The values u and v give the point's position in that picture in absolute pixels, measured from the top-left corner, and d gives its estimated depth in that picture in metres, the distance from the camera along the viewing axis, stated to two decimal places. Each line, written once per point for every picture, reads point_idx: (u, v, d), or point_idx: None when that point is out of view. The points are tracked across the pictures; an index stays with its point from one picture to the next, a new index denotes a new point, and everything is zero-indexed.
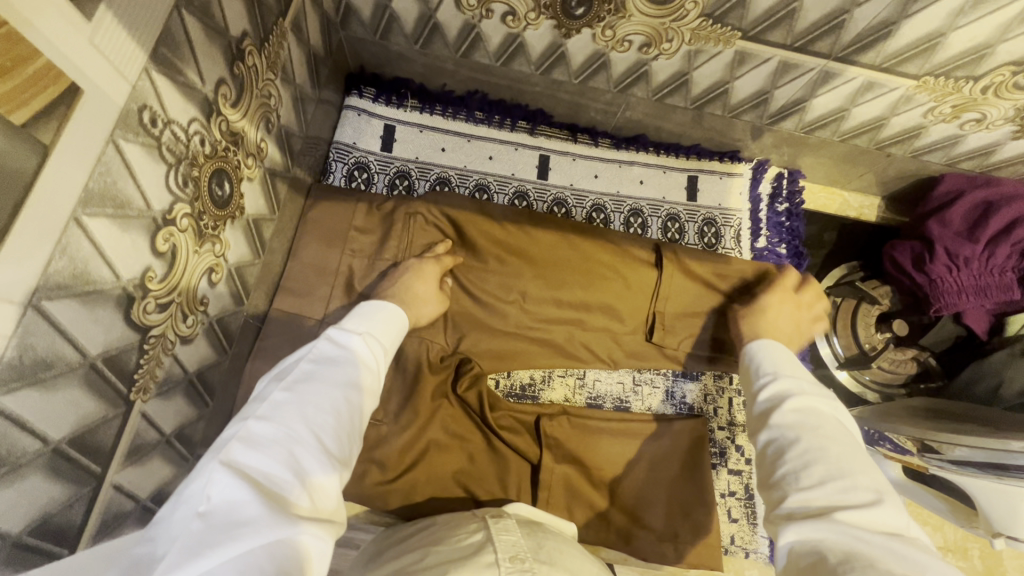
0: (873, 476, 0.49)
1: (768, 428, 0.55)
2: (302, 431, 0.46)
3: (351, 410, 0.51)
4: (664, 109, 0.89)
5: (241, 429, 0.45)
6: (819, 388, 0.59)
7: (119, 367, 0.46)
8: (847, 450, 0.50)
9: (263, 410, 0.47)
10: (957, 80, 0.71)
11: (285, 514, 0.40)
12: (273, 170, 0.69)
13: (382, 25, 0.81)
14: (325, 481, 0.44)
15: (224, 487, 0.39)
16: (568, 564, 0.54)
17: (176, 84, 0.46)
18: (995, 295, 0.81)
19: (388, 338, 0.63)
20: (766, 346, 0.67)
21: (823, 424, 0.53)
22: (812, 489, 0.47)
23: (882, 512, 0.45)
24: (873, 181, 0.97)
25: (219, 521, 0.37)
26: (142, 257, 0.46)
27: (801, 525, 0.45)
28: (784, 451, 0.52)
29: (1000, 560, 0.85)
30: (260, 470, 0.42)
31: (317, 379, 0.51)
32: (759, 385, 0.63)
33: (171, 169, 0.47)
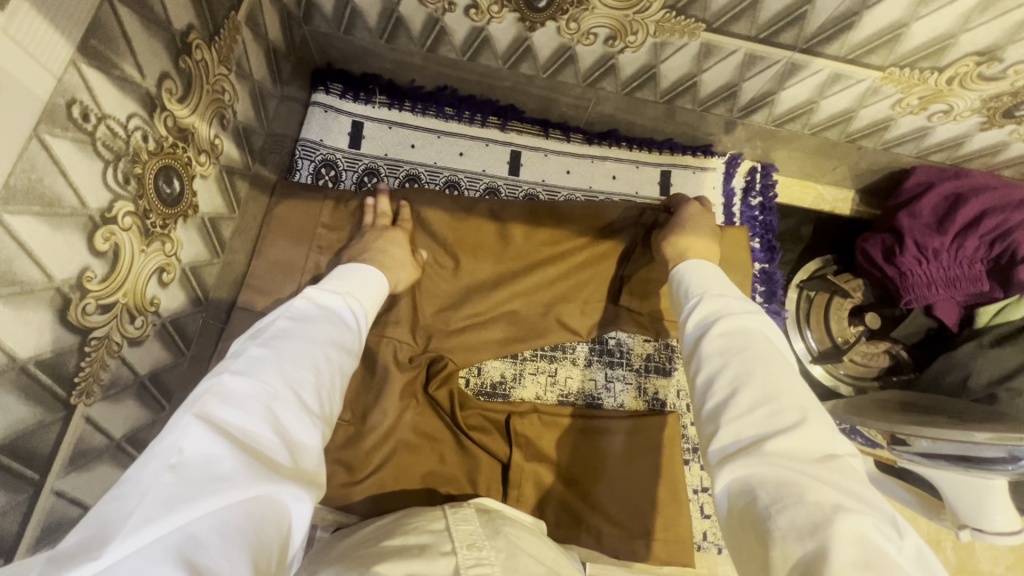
0: (800, 393, 0.47)
1: (700, 357, 0.52)
2: (281, 387, 0.44)
3: (333, 369, 0.49)
4: (634, 103, 0.88)
5: (215, 383, 0.42)
6: (746, 305, 0.56)
7: (56, 370, 0.44)
8: (773, 368, 0.48)
9: (237, 363, 0.44)
10: (922, 72, 0.71)
11: (264, 471, 0.38)
12: (231, 168, 0.68)
13: (345, 19, 0.80)
14: (307, 439, 0.43)
15: (199, 440, 0.38)
16: (527, 550, 0.54)
17: (111, 78, 0.45)
18: (964, 287, 0.81)
19: (370, 300, 0.62)
20: (694, 268, 0.64)
21: (749, 343, 0.51)
22: (740, 419, 0.45)
23: (810, 433, 0.43)
24: (846, 175, 0.97)
25: (194, 474, 0.36)
26: (78, 257, 0.44)
27: (733, 461, 0.43)
28: (714, 381, 0.50)
29: (972, 552, 0.85)
30: (239, 426, 0.40)
31: (297, 335, 0.49)
32: (687, 309, 0.60)
33: (109, 167, 0.46)
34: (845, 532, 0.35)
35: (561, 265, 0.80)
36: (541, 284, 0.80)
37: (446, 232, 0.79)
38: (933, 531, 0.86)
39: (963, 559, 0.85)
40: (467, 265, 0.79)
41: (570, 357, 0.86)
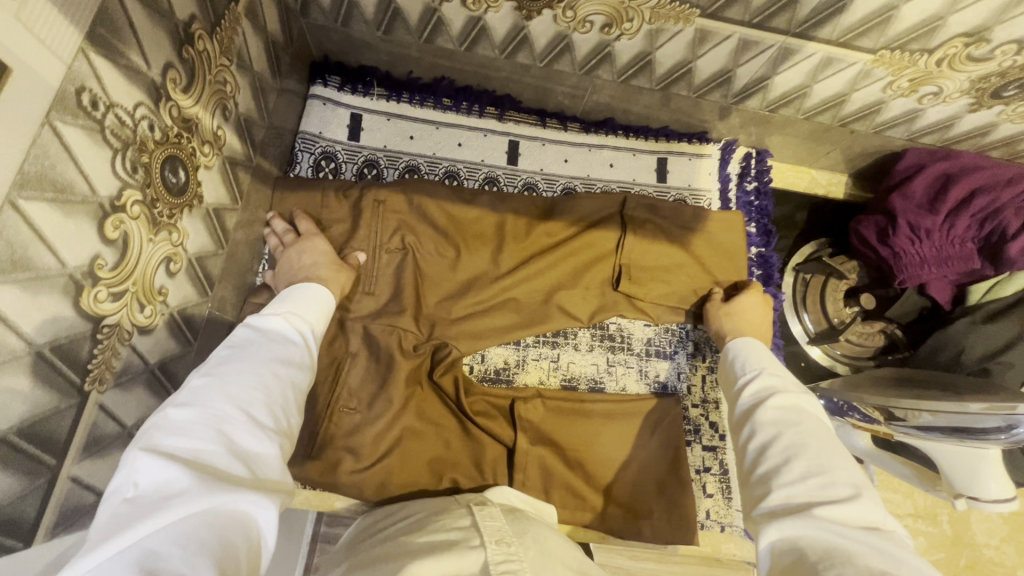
0: (853, 471, 0.51)
1: (752, 424, 0.58)
2: (228, 407, 0.44)
3: (284, 383, 0.50)
4: (630, 91, 0.89)
5: (160, 414, 0.43)
6: (800, 387, 0.61)
7: (70, 356, 0.45)
8: (827, 446, 0.52)
9: (183, 393, 0.45)
10: (912, 54, 0.72)
11: (217, 484, 0.39)
12: (233, 159, 0.69)
13: (342, 11, 0.80)
14: (261, 450, 0.44)
15: (150, 470, 0.39)
16: (553, 547, 0.55)
17: (118, 67, 0.45)
18: (956, 265, 0.82)
19: (315, 316, 0.62)
20: (748, 348, 0.70)
21: (804, 420, 0.56)
22: (792, 485, 0.49)
23: (862, 506, 0.46)
24: (839, 159, 0.98)
25: (149, 501, 0.38)
26: (89, 244, 0.45)
27: (783, 519, 0.47)
28: (766, 449, 0.54)
29: (968, 524, 0.88)
30: (188, 450, 0.41)
31: (242, 356, 0.50)
32: (742, 383, 0.65)
33: (117, 155, 0.47)
34: None
35: (559, 252, 0.81)
36: (539, 272, 0.80)
37: (448, 221, 0.79)
38: (929, 505, 0.88)
39: (959, 531, 0.87)
40: (468, 255, 0.79)
41: (572, 342, 0.87)
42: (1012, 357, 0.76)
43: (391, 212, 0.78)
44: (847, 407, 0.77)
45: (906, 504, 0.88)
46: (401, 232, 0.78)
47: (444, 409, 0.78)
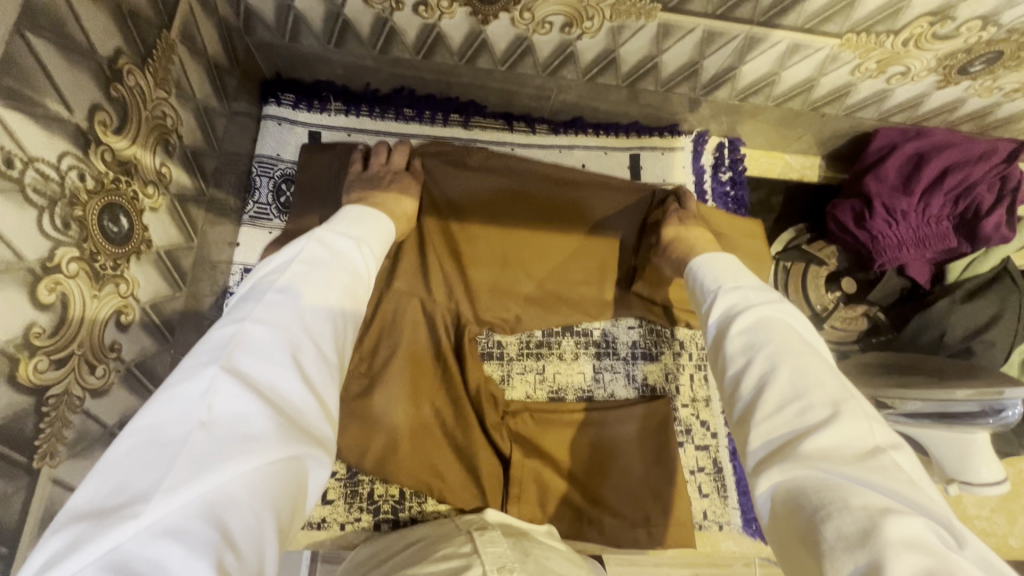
0: (831, 385, 0.47)
1: (726, 351, 0.54)
2: (299, 343, 0.46)
3: (342, 326, 0.52)
4: (597, 89, 0.86)
5: (237, 339, 0.44)
6: (765, 295, 0.57)
7: (12, 437, 0.42)
8: (800, 363, 0.49)
9: (256, 319, 0.46)
10: (879, 36, 0.71)
11: (292, 429, 0.41)
12: (182, 194, 0.64)
13: (288, 26, 0.76)
14: (326, 390, 0.46)
15: (226, 399, 0.40)
16: (556, 570, 0.57)
17: (34, 118, 0.41)
18: (933, 245, 0.82)
19: (378, 251, 0.64)
20: (706, 263, 0.65)
21: (772, 335, 0.52)
22: (773, 420, 0.46)
23: (844, 426, 0.43)
24: (811, 142, 0.97)
25: (225, 431, 0.38)
26: (21, 313, 0.41)
27: (771, 465, 0.43)
28: (742, 378, 0.51)
29: (959, 499, 0.89)
30: (264, 383, 0.42)
31: (308, 297, 0.51)
32: (705, 305, 0.61)
33: (44, 213, 0.43)
34: (895, 537, 0.35)
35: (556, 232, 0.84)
36: (540, 278, 0.83)
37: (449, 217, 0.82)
38: None
39: (951, 506, 0.88)
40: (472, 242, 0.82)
41: (556, 351, 0.85)
42: (993, 334, 0.76)
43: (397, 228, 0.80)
44: None
45: None
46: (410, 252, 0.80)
47: (431, 433, 0.76)
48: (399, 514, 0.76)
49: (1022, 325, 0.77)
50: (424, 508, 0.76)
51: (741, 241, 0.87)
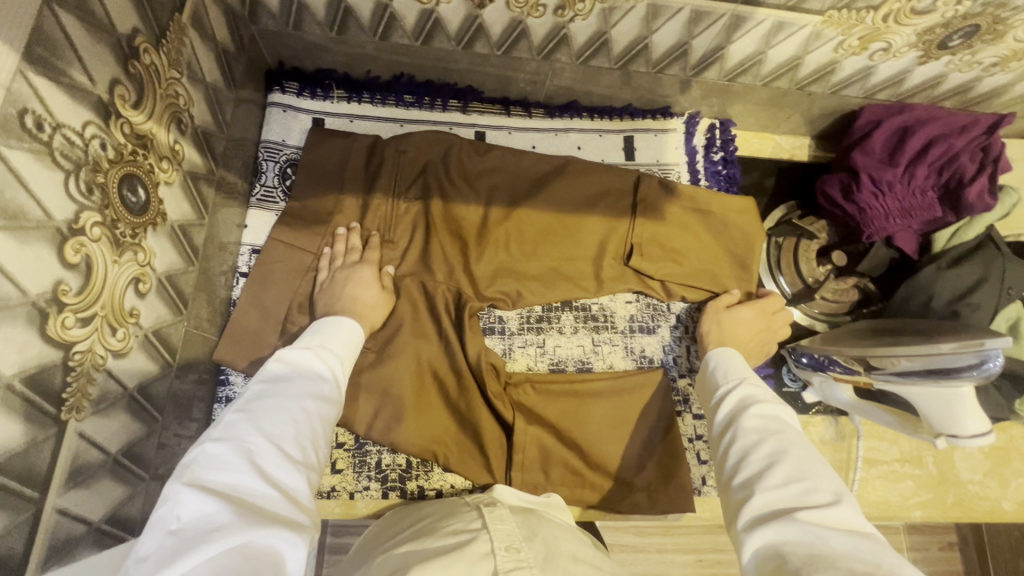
0: (832, 478, 0.52)
1: (737, 428, 0.60)
2: (260, 441, 0.47)
3: (314, 416, 0.53)
4: (591, 72, 0.89)
5: (198, 450, 0.45)
6: (779, 398, 0.64)
7: (42, 387, 0.44)
8: (807, 454, 0.54)
9: (218, 429, 0.48)
10: (859, 12, 0.74)
11: (253, 518, 0.42)
12: (194, 173, 0.67)
13: (292, 15, 0.79)
14: (293, 482, 0.47)
15: (191, 505, 0.41)
16: (564, 544, 0.59)
17: (61, 86, 0.44)
18: (918, 215, 0.85)
19: (343, 349, 0.65)
20: (726, 359, 0.73)
21: (784, 427, 0.58)
22: (776, 491, 0.51)
23: (840, 510, 0.48)
24: (800, 122, 1.00)
25: (192, 535, 0.40)
26: (50, 270, 0.44)
27: (766, 524, 0.48)
28: (748, 454, 0.56)
29: (952, 463, 0.91)
30: (228, 485, 0.44)
31: (274, 398, 0.52)
32: (723, 389, 0.69)
33: (70, 177, 0.45)
34: None
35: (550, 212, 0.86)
36: (541, 258, 0.85)
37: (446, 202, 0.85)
38: (914, 449, 0.90)
39: (944, 471, 0.90)
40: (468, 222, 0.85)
41: (556, 326, 0.87)
42: (979, 298, 0.78)
43: (405, 210, 0.85)
44: (829, 360, 0.81)
45: (892, 450, 0.90)
46: (417, 236, 0.84)
47: (436, 404, 0.79)
48: (406, 484, 0.78)
49: (1007, 288, 0.79)
50: (430, 478, 0.78)
51: (735, 217, 0.89)
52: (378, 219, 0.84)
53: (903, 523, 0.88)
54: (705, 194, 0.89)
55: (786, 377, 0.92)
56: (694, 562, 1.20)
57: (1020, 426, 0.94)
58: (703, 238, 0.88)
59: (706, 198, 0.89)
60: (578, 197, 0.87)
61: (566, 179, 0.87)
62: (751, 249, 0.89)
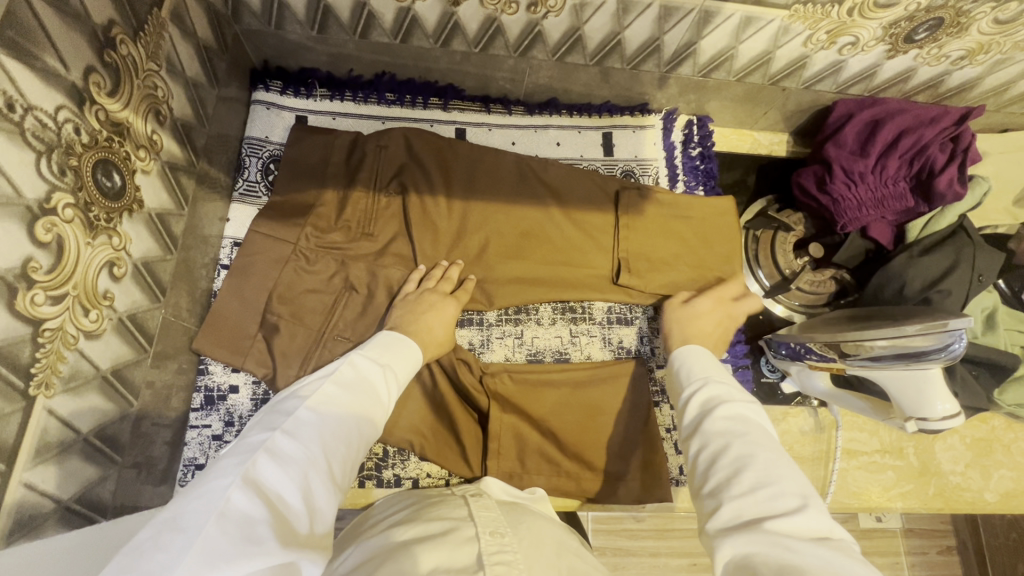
0: (798, 480, 0.51)
1: (701, 435, 0.58)
2: (318, 455, 0.50)
3: (357, 446, 0.55)
4: (567, 69, 0.91)
5: (268, 441, 0.48)
6: (743, 395, 0.62)
7: (10, 360, 0.45)
8: (772, 456, 0.53)
9: (288, 427, 0.50)
10: (823, 6, 0.76)
11: (290, 539, 0.42)
12: (174, 164, 0.69)
13: (274, 14, 0.81)
14: (326, 510, 0.48)
15: (245, 498, 0.43)
16: (548, 534, 0.60)
17: (34, 70, 0.46)
18: (891, 205, 0.86)
19: (403, 374, 0.67)
20: (689, 357, 0.71)
21: (751, 430, 0.56)
22: (744, 500, 0.49)
23: (809, 516, 0.47)
24: (777, 118, 1.02)
25: (235, 528, 0.40)
26: (19, 246, 0.45)
27: (735, 534, 0.47)
28: (716, 460, 0.54)
29: (934, 454, 0.91)
30: (278, 493, 0.45)
31: (336, 414, 0.55)
32: (687, 390, 0.66)
33: (41, 158, 0.47)
34: None
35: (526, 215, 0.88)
36: (520, 258, 0.87)
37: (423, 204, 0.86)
38: (895, 440, 0.90)
39: (925, 462, 0.90)
40: (444, 221, 0.86)
41: (534, 317, 0.88)
42: (950, 284, 0.78)
43: (386, 204, 0.86)
44: (804, 348, 0.82)
45: (873, 441, 0.90)
46: (398, 233, 0.86)
47: (412, 393, 0.79)
48: (383, 471, 0.78)
49: (977, 275, 0.79)
50: (407, 466, 0.79)
51: (708, 213, 0.93)
52: (358, 212, 0.84)
53: (885, 514, 0.88)
54: (676, 198, 0.93)
55: (764, 368, 0.93)
56: (684, 563, 1.18)
57: (1001, 418, 0.93)
58: (688, 242, 0.91)
59: (676, 200, 0.93)
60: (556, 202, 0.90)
61: (543, 184, 0.91)
62: (732, 251, 0.92)
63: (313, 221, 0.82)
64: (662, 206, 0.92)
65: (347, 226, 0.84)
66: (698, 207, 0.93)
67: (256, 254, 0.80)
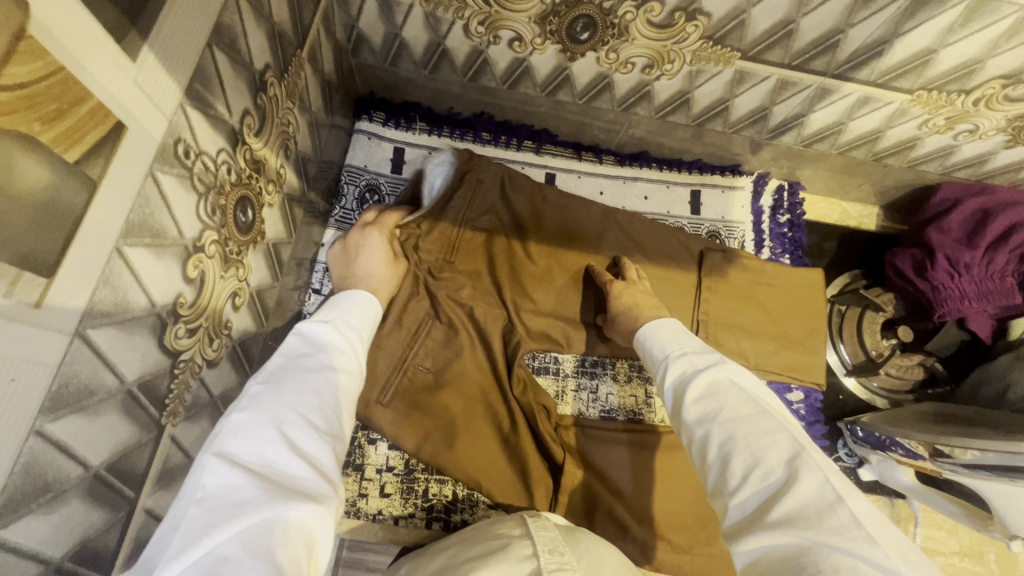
0: (784, 441, 0.46)
1: (683, 427, 0.52)
2: (287, 410, 0.43)
3: (332, 386, 0.48)
4: (666, 127, 0.91)
5: (222, 420, 0.41)
6: (709, 358, 0.57)
7: (152, 392, 0.47)
8: (752, 426, 0.47)
9: (241, 399, 0.43)
10: (950, 94, 0.74)
11: (284, 492, 0.38)
12: (291, 195, 0.71)
13: (392, 53, 0.84)
14: (320, 453, 0.42)
15: (217, 475, 0.37)
16: (612, 557, 0.56)
17: (207, 117, 0.48)
18: (997, 299, 0.82)
19: (362, 323, 0.58)
20: (651, 332, 0.66)
21: (723, 402, 0.50)
22: (740, 490, 0.44)
23: (804, 488, 0.42)
24: (870, 191, 1.00)
25: (215, 506, 0.35)
26: (174, 284, 0.47)
27: (742, 537, 0.42)
28: (706, 446, 0.49)
29: (1015, 563, 0.87)
30: (257, 457, 0.39)
31: (294, 367, 0.47)
32: (657, 374, 0.60)
33: (200, 199, 0.49)
34: None
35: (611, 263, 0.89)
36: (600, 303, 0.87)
37: (514, 239, 0.86)
38: (975, 543, 0.86)
39: (1007, 571, 0.86)
40: (532, 259, 0.86)
41: (610, 373, 0.89)
42: None
43: (472, 241, 0.85)
44: (889, 441, 0.79)
45: (951, 542, 0.87)
46: (483, 270, 0.85)
47: (488, 435, 0.80)
48: (451, 515, 0.79)
49: None
50: (476, 512, 0.79)
51: (798, 286, 0.90)
52: (449, 249, 0.84)
53: None
54: (768, 266, 0.91)
55: (841, 451, 0.91)
56: None
57: None
58: (770, 311, 0.89)
59: (768, 267, 0.91)
60: (645, 254, 0.90)
61: (632, 236, 0.91)
62: (817, 328, 0.89)
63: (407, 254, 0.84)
64: (751, 273, 0.90)
65: (430, 258, 0.83)
66: (790, 277, 0.91)
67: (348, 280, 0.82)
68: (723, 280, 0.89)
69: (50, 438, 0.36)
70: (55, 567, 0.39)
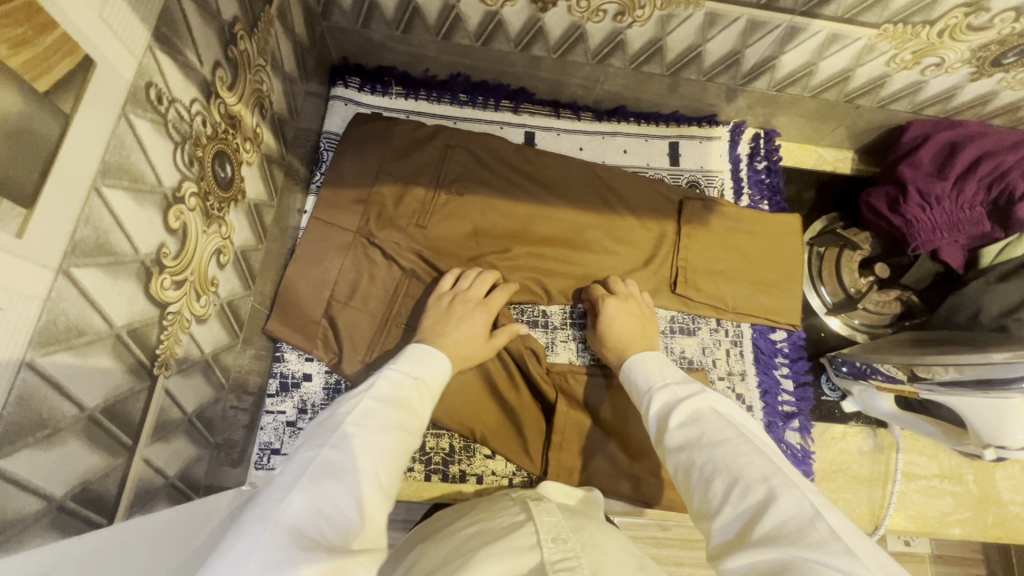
0: (763, 460, 0.47)
1: (668, 455, 0.53)
2: (364, 464, 0.46)
3: (402, 452, 0.51)
4: (642, 78, 0.92)
5: (316, 457, 0.45)
6: (689, 387, 0.59)
7: (141, 340, 0.47)
8: (729, 449, 0.49)
9: (332, 442, 0.47)
10: (915, 27, 0.75)
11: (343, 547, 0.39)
12: (269, 157, 0.71)
13: (363, 13, 0.83)
14: (376, 513, 0.44)
15: (298, 512, 0.40)
16: (618, 542, 0.53)
17: (178, 64, 0.47)
18: (967, 229, 0.84)
19: (435, 388, 0.62)
20: (637, 363, 0.68)
21: (705, 428, 0.52)
22: (722, 510, 0.45)
23: (783, 505, 0.43)
24: (845, 135, 1.02)
25: (287, 538, 0.38)
26: (156, 233, 0.47)
27: (728, 555, 0.42)
28: (691, 468, 0.50)
29: (994, 483, 0.90)
30: (332, 502, 0.42)
31: (377, 421, 0.51)
32: (642, 408, 0.62)
33: (177, 148, 0.49)
34: None
35: (592, 215, 0.89)
36: (581, 253, 0.88)
37: (494, 195, 0.86)
38: (955, 465, 0.90)
39: (985, 490, 0.90)
40: (512, 215, 0.86)
41: None
42: None
43: (444, 200, 0.85)
44: (869, 368, 0.81)
45: (931, 465, 0.90)
46: (462, 226, 0.85)
47: (471, 380, 0.80)
48: (449, 467, 0.81)
49: None
50: (473, 463, 0.81)
51: (778, 227, 0.92)
52: (421, 206, 0.84)
53: (942, 539, 0.88)
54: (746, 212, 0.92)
55: (825, 387, 0.94)
56: None
57: None
58: (748, 256, 0.91)
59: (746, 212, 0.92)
60: (624, 205, 0.91)
61: (611, 188, 0.91)
62: (795, 270, 0.91)
63: (386, 215, 0.83)
64: (728, 217, 0.92)
65: (401, 221, 0.83)
66: (769, 220, 0.92)
67: (334, 241, 0.82)
68: (703, 226, 0.90)
69: (41, 372, 0.36)
70: (58, 505, 0.40)
